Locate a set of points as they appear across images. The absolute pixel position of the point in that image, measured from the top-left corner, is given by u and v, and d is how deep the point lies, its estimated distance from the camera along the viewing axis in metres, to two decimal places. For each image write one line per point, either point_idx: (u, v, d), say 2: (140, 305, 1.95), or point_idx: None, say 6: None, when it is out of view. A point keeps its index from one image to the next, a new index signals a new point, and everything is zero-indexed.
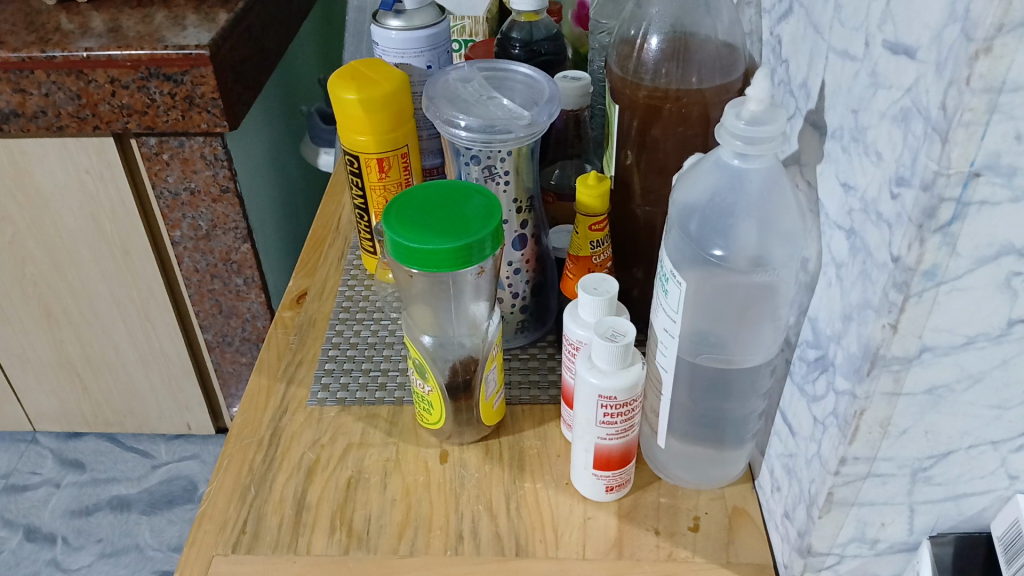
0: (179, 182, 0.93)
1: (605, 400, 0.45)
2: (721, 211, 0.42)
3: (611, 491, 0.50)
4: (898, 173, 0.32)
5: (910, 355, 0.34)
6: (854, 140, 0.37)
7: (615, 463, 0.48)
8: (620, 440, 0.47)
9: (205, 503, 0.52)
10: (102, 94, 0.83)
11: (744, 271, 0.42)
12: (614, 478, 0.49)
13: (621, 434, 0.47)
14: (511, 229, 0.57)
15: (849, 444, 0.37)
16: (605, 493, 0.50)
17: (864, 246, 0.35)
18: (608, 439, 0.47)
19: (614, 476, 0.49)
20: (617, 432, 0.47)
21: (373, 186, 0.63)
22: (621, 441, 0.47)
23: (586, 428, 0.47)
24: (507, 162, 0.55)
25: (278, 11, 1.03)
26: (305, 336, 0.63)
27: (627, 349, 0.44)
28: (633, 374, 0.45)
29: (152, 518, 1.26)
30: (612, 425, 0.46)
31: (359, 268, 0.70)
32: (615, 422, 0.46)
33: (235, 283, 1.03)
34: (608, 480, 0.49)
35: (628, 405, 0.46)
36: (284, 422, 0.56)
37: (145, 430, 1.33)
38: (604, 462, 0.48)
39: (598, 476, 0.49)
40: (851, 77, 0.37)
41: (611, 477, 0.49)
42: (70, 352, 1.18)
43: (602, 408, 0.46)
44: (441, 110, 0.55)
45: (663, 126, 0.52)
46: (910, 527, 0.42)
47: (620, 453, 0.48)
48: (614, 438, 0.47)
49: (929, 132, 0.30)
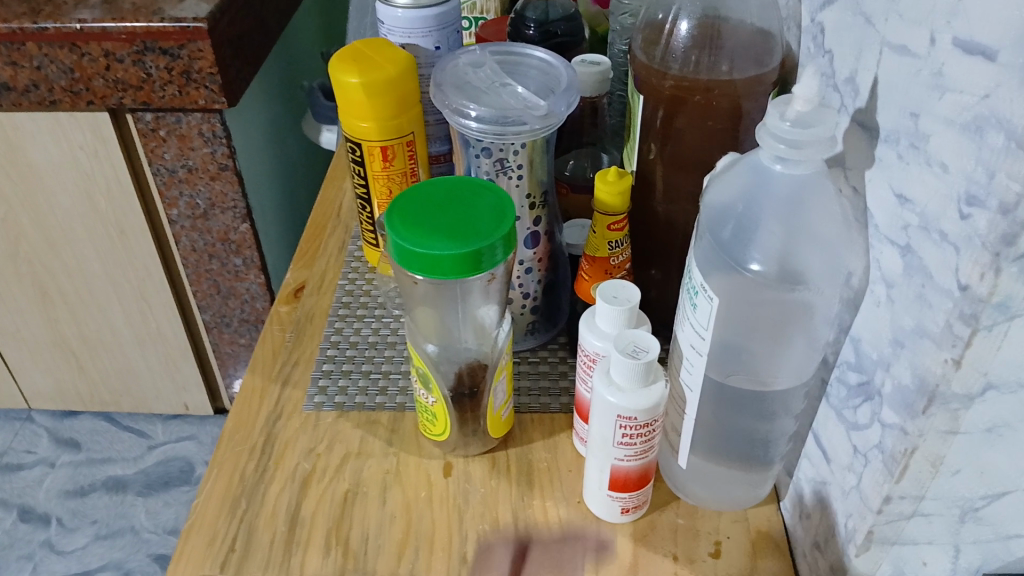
0: (176, 160, 0.89)
1: (624, 421, 0.42)
2: (758, 220, 0.39)
3: (624, 512, 0.46)
4: (968, 191, 0.29)
5: (973, 393, 0.31)
6: (913, 147, 0.33)
7: (631, 483, 0.45)
8: (638, 460, 0.44)
9: (193, 515, 0.48)
10: (96, 68, 0.79)
11: (779, 286, 0.38)
12: (630, 499, 0.46)
13: (640, 455, 0.44)
14: (523, 226, 0.54)
15: (895, 483, 0.34)
16: (617, 514, 0.47)
17: (922, 267, 0.32)
18: (626, 459, 0.44)
19: (629, 498, 0.46)
20: (636, 453, 0.43)
21: (376, 175, 0.59)
22: (640, 462, 0.44)
23: (602, 446, 0.44)
24: (520, 155, 0.51)
25: None
26: (302, 332, 0.60)
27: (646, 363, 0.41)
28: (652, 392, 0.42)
29: (148, 500, 1.24)
30: (632, 446, 0.43)
31: (360, 259, 0.66)
32: (634, 442, 0.43)
33: (234, 264, 0.99)
34: (622, 500, 0.46)
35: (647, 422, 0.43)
36: (278, 428, 0.53)
37: (143, 409, 1.30)
38: (619, 482, 0.45)
39: (611, 495, 0.46)
40: (909, 75, 0.33)
41: (625, 498, 0.46)
42: (66, 331, 1.15)
43: (620, 428, 0.42)
44: (450, 98, 0.51)
45: (689, 117, 0.48)
46: (955, 566, 0.38)
47: (638, 473, 0.45)
48: (632, 459, 0.44)
49: (1014, 146, 0.26)
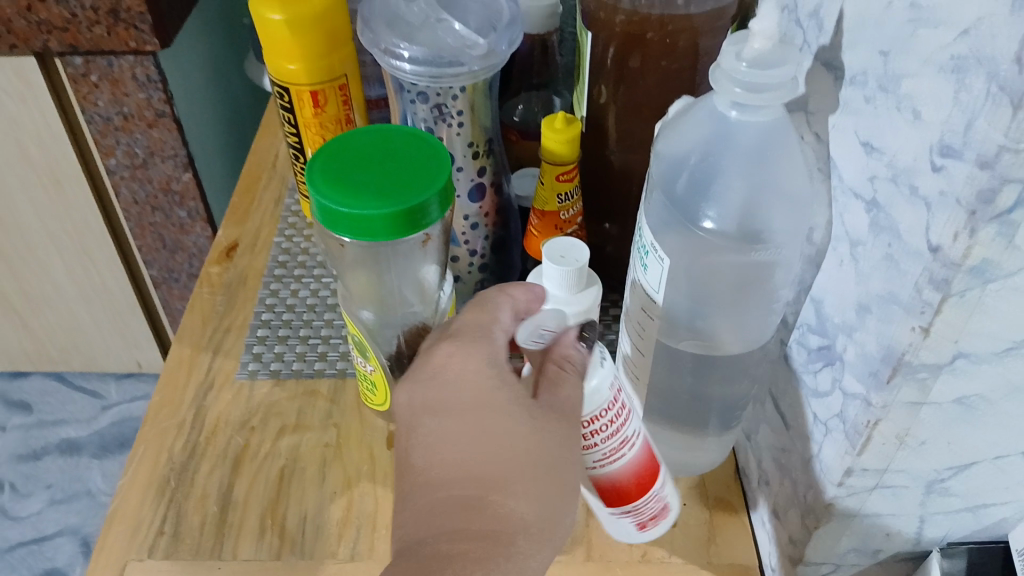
0: (111, 106, 0.82)
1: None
2: (713, 172, 0.35)
3: (639, 528, 0.41)
4: (943, 140, 0.25)
5: (942, 362, 0.28)
6: (882, 89, 0.29)
7: (634, 492, 0.40)
8: (631, 452, 0.39)
9: (116, 500, 0.45)
10: (16, 8, 0.73)
11: (738, 244, 0.35)
12: (632, 513, 0.41)
13: (610, 458, 0.39)
14: (466, 177, 0.49)
15: (856, 455, 0.32)
16: (631, 533, 0.42)
17: (892, 226, 0.28)
18: (595, 468, 0.39)
19: (633, 512, 0.40)
20: (601, 454, 0.38)
21: (308, 123, 0.54)
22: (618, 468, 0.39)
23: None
24: (460, 100, 0.47)
25: None
26: (234, 297, 0.56)
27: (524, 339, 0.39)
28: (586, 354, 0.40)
29: (103, 463, 1.20)
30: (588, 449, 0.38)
31: (298, 215, 0.62)
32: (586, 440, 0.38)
33: (178, 215, 0.94)
34: (620, 516, 0.41)
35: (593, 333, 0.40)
36: (208, 401, 0.50)
37: (93, 367, 1.26)
38: (608, 499, 0.40)
39: (612, 513, 0.41)
40: (881, 8, 0.29)
41: (626, 512, 0.40)
42: (7, 288, 1.09)
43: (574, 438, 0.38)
44: (380, 37, 0.46)
45: (643, 56, 0.44)
46: (918, 538, 0.36)
47: (627, 482, 0.39)
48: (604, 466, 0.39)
49: (996, 91, 0.23)
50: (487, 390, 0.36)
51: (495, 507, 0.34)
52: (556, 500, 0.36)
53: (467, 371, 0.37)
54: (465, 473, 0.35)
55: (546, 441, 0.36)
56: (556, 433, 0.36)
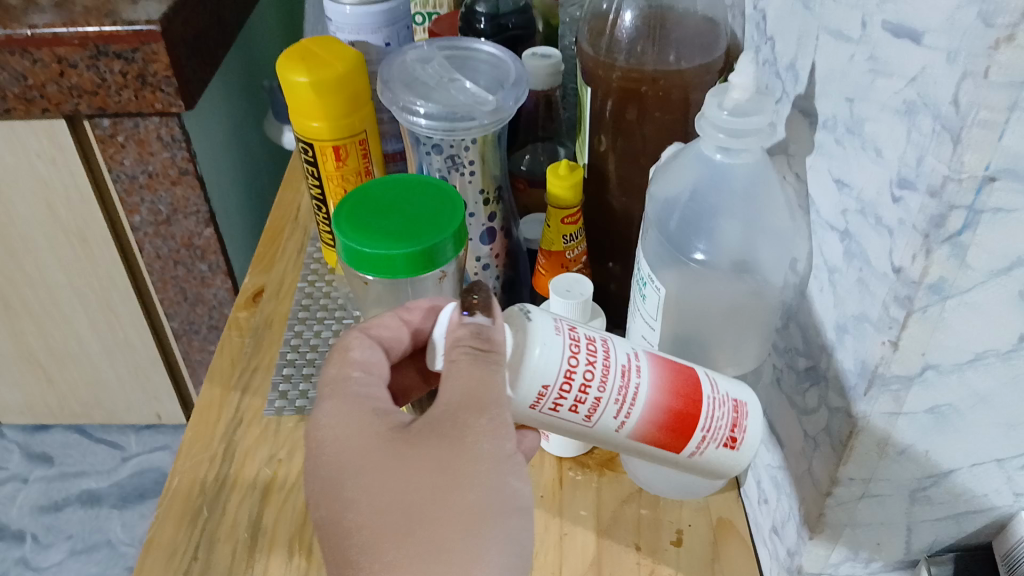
0: (136, 165, 0.85)
1: (534, 401, 0.37)
2: (703, 210, 0.39)
3: (734, 447, 0.39)
4: (900, 174, 0.28)
5: (912, 374, 0.31)
6: (849, 132, 0.32)
7: (689, 421, 0.38)
8: (642, 377, 0.37)
9: (153, 529, 0.48)
10: (49, 74, 0.75)
11: (728, 274, 0.39)
12: (710, 439, 0.38)
13: (629, 399, 0.37)
14: (478, 222, 0.53)
15: (842, 466, 0.35)
16: (732, 454, 0.39)
17: (862, 252, 0.32)
18: (626, 420, 0.38)
19: (709, 437, 0.38)
20: (616, 401, 0.37)
21: (330, 176, 0.58)
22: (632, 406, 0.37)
23: (599, 433, 0.38)
24: (472, 151, 0.51)
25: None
26: (261, 339, 0.59)
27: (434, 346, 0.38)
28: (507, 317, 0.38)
29: (124, 512, 1.20)
30: (601, 406, 0.37)
31: (320, 261, 0.65)
32: (590, 398, 0.37)
33: (199, 269, 0.96)
34: (705, 448, 0.39)
35: (479, 297, 0.36)
36: (238, 436, 0.53)
37: (114, 421, 1.26)
38: (673, 443, 0.38)
39: (694, 452, 0.39)
40: (845, 60, 0.32)
41: (704, 441, 0.38)
42: (32, 345, 1.11)
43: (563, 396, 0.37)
44: (398, 95, 0.50)
45: (639, 108, 0.48)
46: (907, 546, 0.39)
47: (667, 412, 0.38)
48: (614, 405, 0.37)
49: (938, 130, 0.26)
50: (370, 436, 0.34)
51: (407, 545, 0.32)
52: (451, 532, 0.32)
53: (344, 422, 0.35)
54: (371, 526, 0.33)
55: (418, 475, 0.33)
56: (426, 464, 0.33)
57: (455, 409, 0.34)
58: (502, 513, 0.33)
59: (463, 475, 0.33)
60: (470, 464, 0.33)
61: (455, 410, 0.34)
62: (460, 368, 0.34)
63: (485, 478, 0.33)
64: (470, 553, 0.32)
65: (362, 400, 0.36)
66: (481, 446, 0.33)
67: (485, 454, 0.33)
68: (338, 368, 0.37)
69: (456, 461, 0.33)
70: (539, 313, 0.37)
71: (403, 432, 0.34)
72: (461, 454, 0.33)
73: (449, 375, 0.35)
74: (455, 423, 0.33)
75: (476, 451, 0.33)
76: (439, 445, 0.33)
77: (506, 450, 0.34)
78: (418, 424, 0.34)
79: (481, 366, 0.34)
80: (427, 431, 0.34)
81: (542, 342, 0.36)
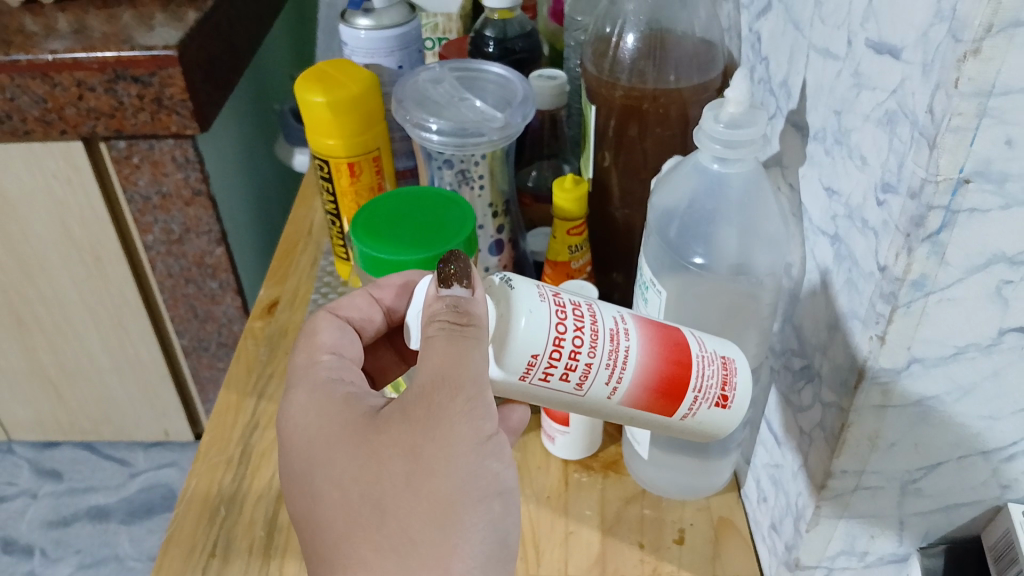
0: (150, 186, 0.79)
1: (524, 373, 0.36)
2: (701, 218, 0.41)
3: (726, 407, 0.39)
4: (883, 179, 0.31)
5: (899, 367, 0.33)
6: (837, 142, 0.35)
7: (679, 382, 0.38)
8: (630, 342, 0.37)
9: (172, 527, 0.50)
10: (68, 97, 0.71)
11: (725, 278, 0.41)
12: (702, 399, 0.39)
13: (620, 363, 0.37)
14: (487, 234, 0.56)
15: (835, 458, 0.36)
16: (725, 414, 0.39)
17: (850, 253, 0.34)
18: (618, 384, 0.37)
19: (701, 397, 0.38)
20: (607, 366, 0.37)
21: (344, 191, 0.61)
22: (625, 372, 0.37)
23: (591, 403, 0.38)
24: (481, 166, 0.54)
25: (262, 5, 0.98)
26: (275, 348, 0.61)
27: (415, 324, 0.37)
28: (488, 289, 0.37)
29: (133, 528, 1.14)
30: (592, 372, 0.37)
31: (333, 274, 0.67)
32: (581, 365, 0.37)
33: (210, 287, 0.88)
34: (698, 409, 0.39)
35: (455, 268, 0.35)
36: (254, 440, 0.55)
37: (124, 438, 1.16)
38: (665, 405, 0.39)
39: (686, 415, 0.39)
40: (833, 76, 0.35)
41: (697, 402, 0.39)
42: (44, 362, 1.02)
43: (555, 366, 0.36)
44: (411, 112, 0.53)
45: (642, 125, 0.50)
46: (900, 540, 0.41)
47: (657, 374, 0.38)
48: (608, 371, 0.37)
49: (916, 137, 0.28)
50: (345, 423, 0.35)
51: (384, 532, 0.32)
52: (420, 523, 0.32)
53: (314, 411, 0.36)
54: (352, 512, 0.33)
55: (389, 465, 0.32)
56: (397, 453, 0.32)
57: (428, 390, 0.33)
58: (475, 499, 0.33)
59: (433, 464, 0.32)
60: (440, 451, 0.32)
61: (428, 391, 0.33)
62: (436, 344, 0.34)
63: (456, 463, 0.32)
64: (441, 542, 0.32)
65: (334, 388, 0.37)
66: (453, 431, 0.33)
67: (458, 439, 0.33)
68: (308, 355, 0.40)
69: (427, 449, 0.32)
70: (522, 281, 0.37)
71: (378, 419, 0.34)
72: (431, 441, 0.32)
73: (427, 351, 0.34)
74: (427, 405, 0.33)
75: (448, 435, 0.32)
76: (410, 433, 0.32)
77: (483, 432, 0.33)
78: (392, 410, 0.34)
79: (458, 342, 0.34)
80: (395, 417, 0.33)
81: (528, 311, 0.35)
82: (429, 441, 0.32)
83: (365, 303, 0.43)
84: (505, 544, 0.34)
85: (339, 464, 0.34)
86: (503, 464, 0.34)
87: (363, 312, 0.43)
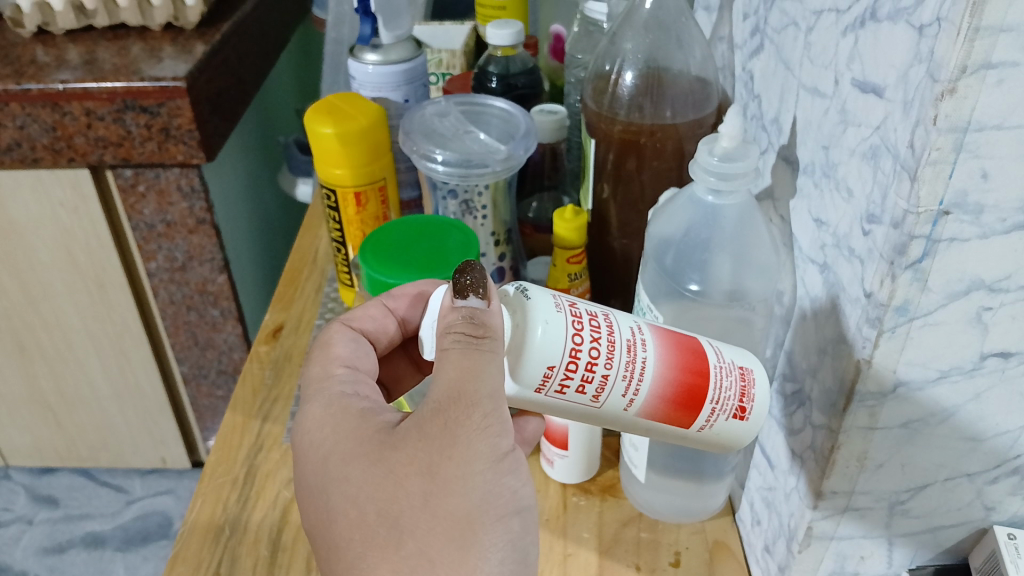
0: (155, 214, 0.80)
1: (540, 385, 0.38)
2: (696, 246, 0.43)
3: (743, 418, 0.40)
4: (868, 210, 0.32)
5: (886, 390, 0.35)
6: (825, 176, 0.37)
7: (696, 395, 0.39)
8: (647, 355, 0.39)
9: (179, 545, 0.50)
10: (77, 126, 0.73)
11: (720, 303, 0.43)
12: (719, 411, 0.40)
13: (636, 375, 0.38)
14: (490, 261, 0.58)
15: (827, 479, 0.38)
16: (742, 426, 0.41)
17: (837, 281, 0.36)
18: (634, 397, 0.39)
19: (717, 409, 0.40)
20: (623, 378, 0.38)
21: (351, 220, 0.63)
22: (644, 385, 0.39)
23: (607, 415, 0.40)
24: (485, 196, 0.56)
25: (269, 42, 1.00)
26: (281, 371, 0.63)
27: (431, 334, 0.39)
28: (504, 299, 0.39)
29: (127, 555, 1.11)
30: (608, 384, 0.38)
31: (336, 300, 0.69)
32: (597, 378, 0.38)
33: (211, 315, 0.89)
34: (715, 421, 0.40)
35: (470, 279, 0.37)
36: (258, 460, 0.56)
37: (121, 465, 1.15)
38: (684, 417, 0.40)
39: (704, 426, 0.40)
40: (821, 113, 0.37)
41: (714, 414, 0.40)
42: (43, 386, 1.01)
43: (572, 377, 0.38)
44: (418, 144, 0.55)
45: (641, 159, 0.53)
46: (889, 560, 0.43)
47: (674, 385, 0.39)
48: (624, 383, 0.38)
49: (898, 170, 0.30)
50: (365, 437, 0.36)
51: (402, 546, 0.33)
52: (439, 542, 0.33)
53: (326, 426, 0.37)
54: (371, 528, 0.34)
55: (406, 484, 0.33)
56: (413, 472, 0.34)
57: (444, 406, 0.34)
58: (494, 518, 0.34)
59: (450, 482, 0.33)
60: (459, 469, 0.33)
61: (443, 407, 0.34)
62: (453, 357, 0.35)
63: (474, 481, 0.34)
64: (461, 562, 0.33)
65: (343, 406, 0.38)
66: (471, 448, 0.34)
67: (476, 457, 0.34)
68: (323, 368, 0.41)
69: (444, 467, 0.33)
70: (537, 292, 0.38)
71: (395, 436, 0.35)
72: (449, 458, 0.33)
73: (443, 364, 0.35)
74: (444, 422, 0.34)
75: (466, 452, 0.34)
76: (428, 451, 0.34)
77: (499, 449, 0.34)
78: (409, 426, 0.35)
79: (475, 355, 0.35)
80: (411, 436, 0.34)
81: (543, 321, 0.37)
82: (446, 457, 0.33)
83: (379, 314, 0.46)
84: (524, 563, 0.35)
85: (354, 483, 0.35)
86: (521, 482, 0.35)
87: (377, 322, 0.45)
